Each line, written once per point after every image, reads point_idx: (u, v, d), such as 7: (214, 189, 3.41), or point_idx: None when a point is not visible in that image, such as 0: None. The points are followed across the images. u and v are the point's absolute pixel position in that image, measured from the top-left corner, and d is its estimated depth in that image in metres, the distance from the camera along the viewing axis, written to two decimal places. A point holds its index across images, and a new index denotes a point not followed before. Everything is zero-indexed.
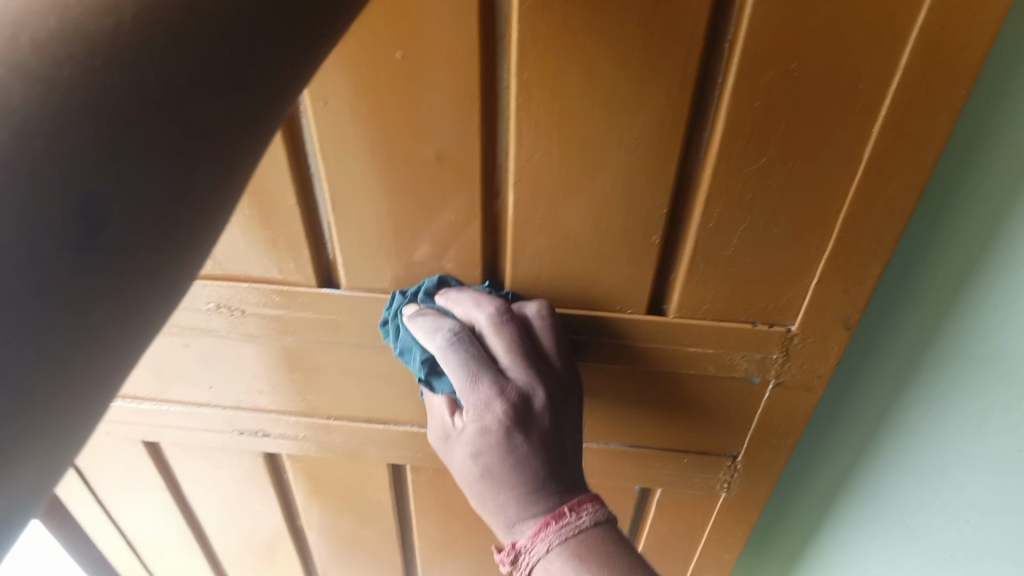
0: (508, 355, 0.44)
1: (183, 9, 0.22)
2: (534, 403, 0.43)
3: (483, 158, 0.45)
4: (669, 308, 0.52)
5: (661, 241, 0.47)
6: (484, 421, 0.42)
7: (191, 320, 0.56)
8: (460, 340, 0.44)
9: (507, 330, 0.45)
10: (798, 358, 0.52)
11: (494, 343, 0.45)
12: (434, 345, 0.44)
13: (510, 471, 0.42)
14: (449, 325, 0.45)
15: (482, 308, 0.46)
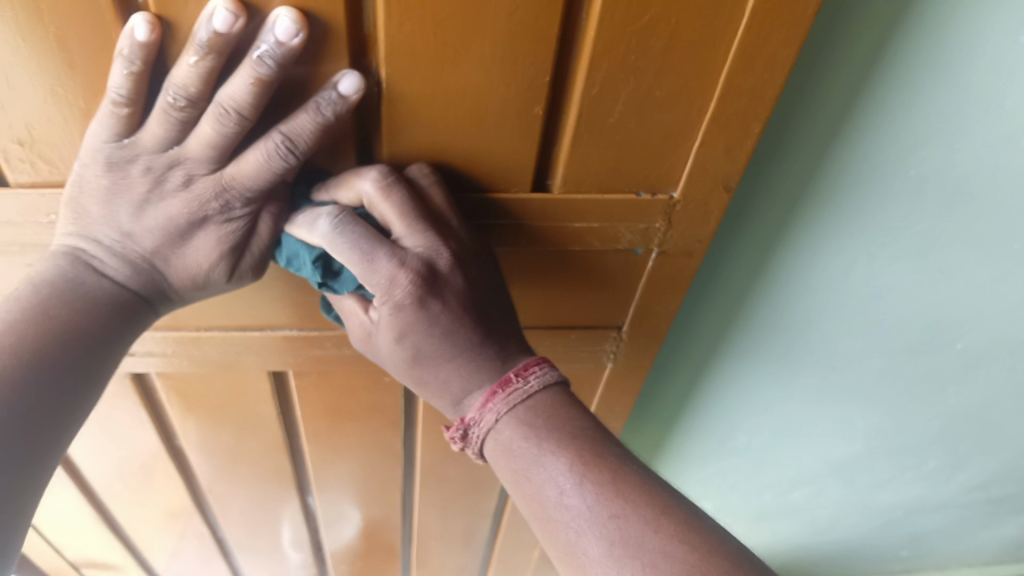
0: (401, 219, 0.43)
1: (37, 369, 0.42)
2: (438, 264, 0.44)
3: (351, 29, 0.41)
4: (553, 185, 0.50)
5: (545, 110, 0.45)
6: (394, 297, 0.43)
7: (32, 233, 0.50)
8: (344, 222, 0.42)
9: (396, 195, 0.43)
10: (679, 225, 0.53)
11: (384, 210, 0.44)
12: (318, 233, 0.43)
13: (439, 340, 0.44)
14: (329, 209, 0.43)
15: (363, 177, 0.44)
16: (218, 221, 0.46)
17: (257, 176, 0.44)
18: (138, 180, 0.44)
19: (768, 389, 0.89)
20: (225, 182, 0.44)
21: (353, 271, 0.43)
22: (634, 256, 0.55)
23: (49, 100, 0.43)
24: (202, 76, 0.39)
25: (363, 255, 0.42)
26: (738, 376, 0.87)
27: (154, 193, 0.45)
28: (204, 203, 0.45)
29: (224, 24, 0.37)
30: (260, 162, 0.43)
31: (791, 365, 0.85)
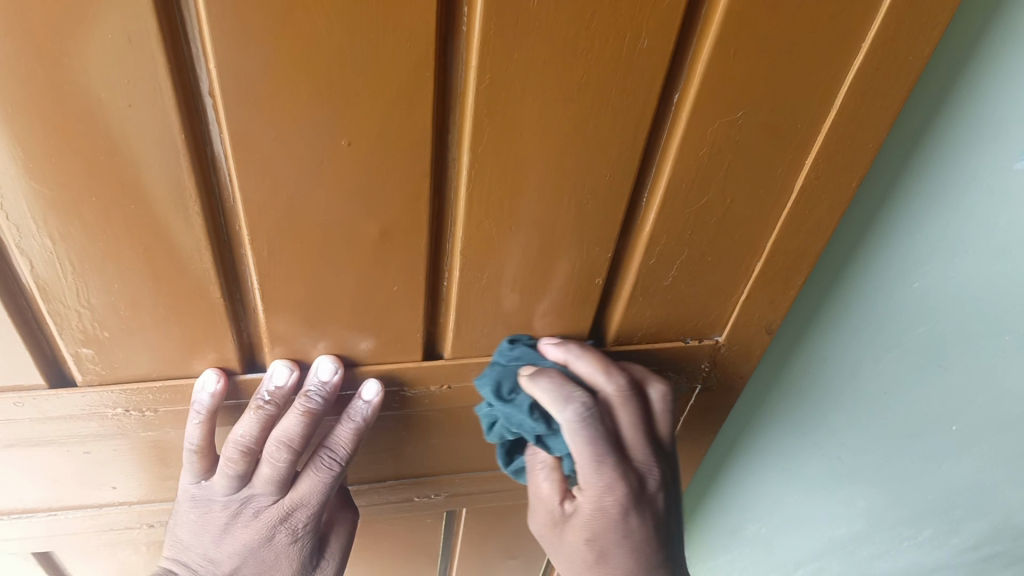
0: (630, 428, 0.48)
1: None
2: (649, 476, 0.49)
3: (430, 232, 0.43)
4: (605, 339, 0.53)
5: (604, 280, 0.48)
6: (605, 502, 0.48)
7: (97, 427, 0.50)
8: (589, 415, 0.45)
9: (632, 406, 0.48)
10: (723, 364, 0.55)
11: (618, 416, 0.48)
12: (563, 418, 0.45)
13: (614, 547, 0.49)
14: (579, 397, 0.46)
15: (608, 380, 0.47)
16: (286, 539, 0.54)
17: (314, 494, 0.52)
18: (218, 520, 0.52)
19: (776, 482, 0.92)
20: (288, 507, 0.52)
21: (578, 466, 0.47)
22: (676, 394, 0.58)
23: (128, 313, 0.44)
24: (260, 422, 0.48)
25: (593, 458, 0.46)
26: (750, 473, 0.90)
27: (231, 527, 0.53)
28: (272, 529, 0.53)
29: (280, 372, 0.47)
30: (313, 481, 0.52)
31: (799, 460, 0.87)
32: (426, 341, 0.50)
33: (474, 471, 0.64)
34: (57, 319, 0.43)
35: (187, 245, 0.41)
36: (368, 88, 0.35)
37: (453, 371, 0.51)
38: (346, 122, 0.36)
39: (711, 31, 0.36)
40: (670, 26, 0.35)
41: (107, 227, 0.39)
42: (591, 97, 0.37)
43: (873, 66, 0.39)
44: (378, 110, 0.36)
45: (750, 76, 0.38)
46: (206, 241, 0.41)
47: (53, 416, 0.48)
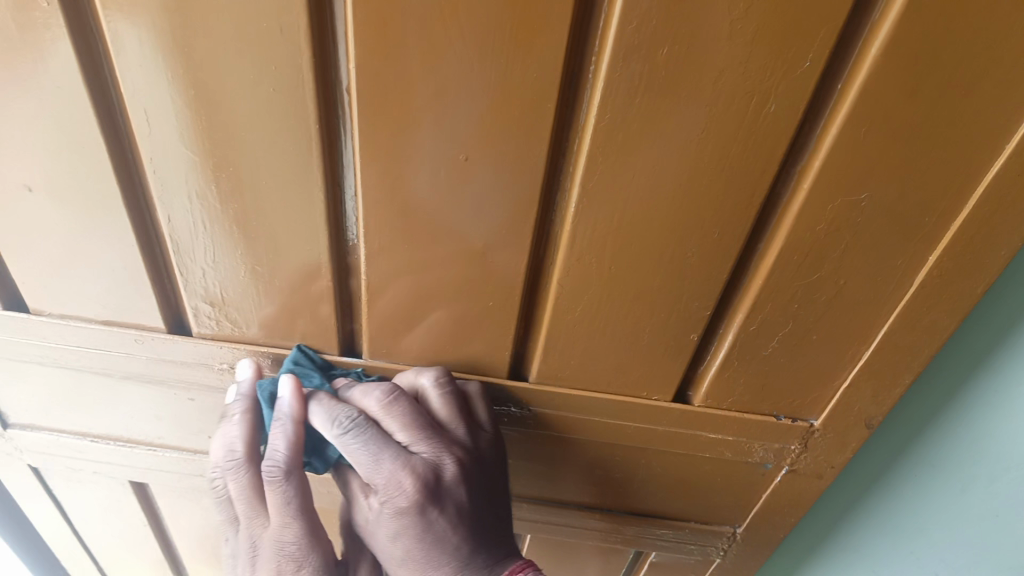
0: (404, 429, 0.45)
1: None
2: (447, 472, 0.45)
3: (532, 256, 0.43)
4: (694, 397, 0.52)
5: (700, 337, 0.47)
6: (394, 499, 0.44)
7: (202, 377, 0.54)
8: (353, 427, 0.44)
9: (398, 407, 0.45)
10: (814, 450, 0.53)
11: (390, 421, 0.45)
12: (331, 433, 0.44)
13: (428, 549, 0.44)
14: (346, 412, 0.45)
15: (372, 392, 0.46)
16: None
17: (289, 515, 0.46)
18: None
19: None
20: (280, 540, 0.47)
21: (359, 468, 0.44)
22: (762, 469, 0.56)
23: (246, 278, 0.47)
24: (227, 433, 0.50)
25: (366, 459, 0.44)
26: None
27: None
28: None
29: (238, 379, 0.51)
30: (275, 499, 0.45)
31: None
32: (514, 360, 0.51)
33: (542, 501, 0.63)
34: (184, 271, 0.47)
35: (306, 226, 0.43)
36: (492, 108, 0.37)
37: (535, 397, 0.51)
38: (466, 136, 0.38)
39: (843, 106, 0.35)
40: (799, 94, 0.35)
41: (239, 196, 0.42)
42: (710, 152, 0.37)
43: (1017, 170, 0.37)
44: (498, 131, 0.37)
45: (879, 159, 0.37)
46: (325, 226, 0.43)
47: (167, 358, 0.52)
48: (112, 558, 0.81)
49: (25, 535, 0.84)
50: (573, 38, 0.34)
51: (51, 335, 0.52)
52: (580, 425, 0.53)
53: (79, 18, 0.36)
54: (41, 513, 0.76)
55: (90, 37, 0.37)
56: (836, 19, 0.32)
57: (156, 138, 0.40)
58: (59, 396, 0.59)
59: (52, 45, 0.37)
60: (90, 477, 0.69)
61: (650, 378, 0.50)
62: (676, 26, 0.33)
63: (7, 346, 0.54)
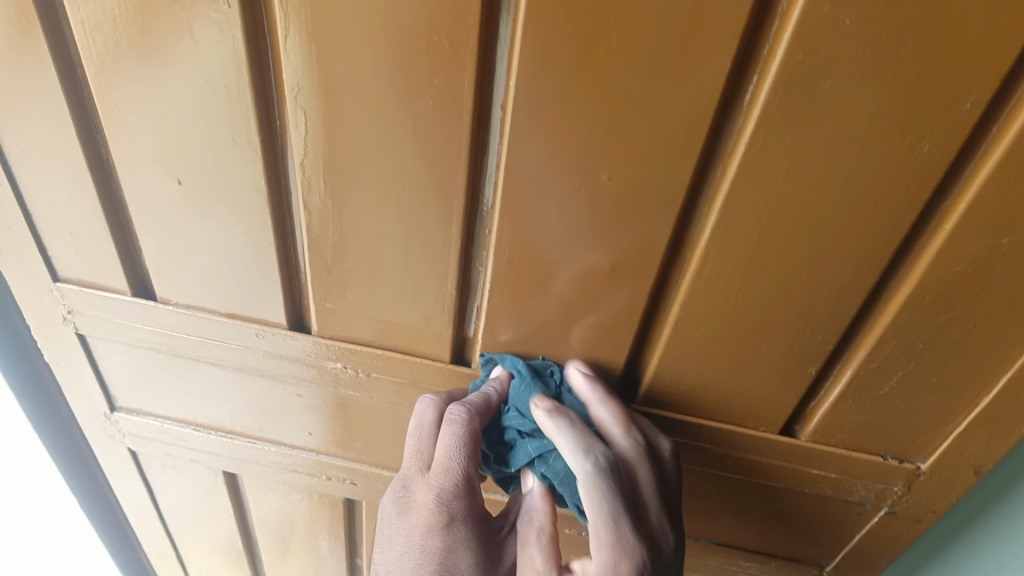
0: (649, 491, 0.46)
1: None
2: (666, 545, 0.46)
3: (657, 279, 0.44)
4: (801, 431, 0.51)
5: (816, 372, 0.47)
6: (622, 563, 0.43)
7: (315, 374, 0.55)
8: (609, 467, 0.44)
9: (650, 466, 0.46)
10: (918, 493, 0.52)
11: (638, 474, 0.46)
12: (576, 464, 0.44)
13: None
14: (601, 448, 0.45)
15: (625, 433, 0.47)
16: (451, 540, 0.48)
17: (453, 468, 0.47)
18: (397, 540, 0.49)
19: None
20: (436, 495, 0.47)
21: (592, 520, 0.43)
22: (859, 509, 0.55)
23: (373, 280, 0.49)
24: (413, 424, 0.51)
25: (602, 507, 0.43)
26: None
27: (404, 543, 0.49)
28: (431, 533, 0.48)
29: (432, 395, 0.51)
30: (444, 449, 0.47)
31: None
32: (621, 380, 0.51)
33: None
34: (314, 270, 0.49)
35: (440, 235, 0.45)
36: (642, 132, 0.37)
37: (640, 419, 0.52)
38: (612, 157, 0.39)
39: (995, 152, 0.35)
40: (954, 135, 0.35)
41: (379, 200, 0.44)
42: (855, 186, 0.38)
43: None
44: (644, 154, 0.38)
45: None
46: (458, 235, 0.44)
47: (286, 353, 0.54)
48: (191, 545, 0.84)
49: (110, 517, 0.87)
50: (734, 68, 0.35)
51: (177, 323, 0.54)
52: (681, 450, 0.54)
53: (255, 24, 0.38)
54: (132, 496, 0.78)
55: (262, 41, 0.39)
56: (1002, 64, 0.32)
57: (309, 142, 0.42)
58: (169, 384, 0.62)
59: (227, 47, 0.39)
60: (186, 464, 0.71)
61: (759, 410, 0.50)
62: (841, 60, 0.33)
63: (132, 332, 0.57)
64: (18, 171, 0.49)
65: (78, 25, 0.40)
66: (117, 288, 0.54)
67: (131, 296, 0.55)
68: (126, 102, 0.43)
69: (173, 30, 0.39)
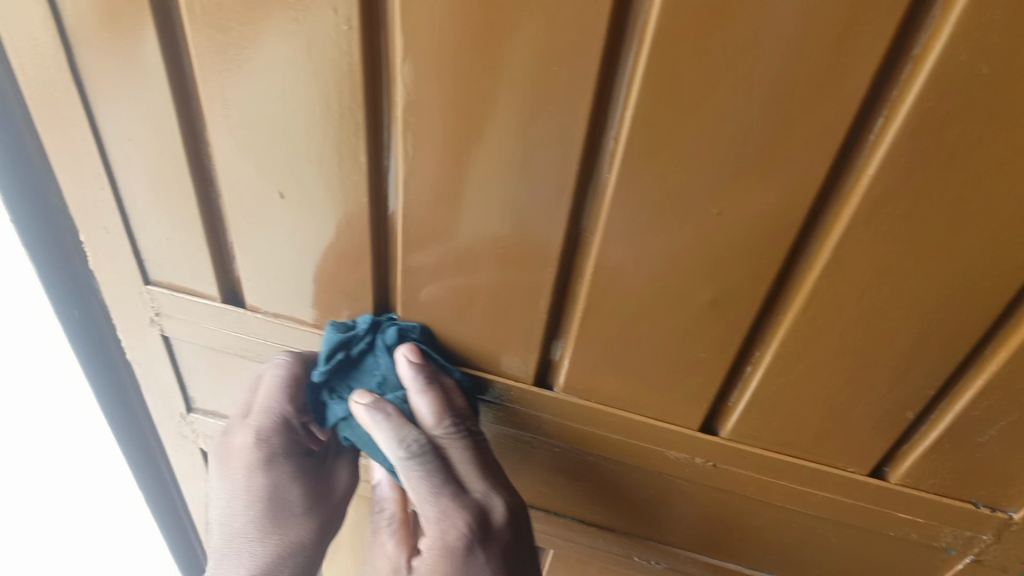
0: (465, 468, 0.49)
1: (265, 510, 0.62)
2: (496, 516, 0.48)
3: (757, 316, 0.43)
4: (890, 474, 0.50)
5: (914, 417, 0.45)
6: (446, 532, 0.47)
7: None
8: (424, 454, 0.47)
9: (458, 449, 0.49)
10: (1008, 543, 0.51)
11: (459, 458, 0.49)
12: (393, 454, 0.47)
13: None
14: (415, 437, 0.48)
15: (437, 422, 0.49)
16: (275, 476, 0.57)
17: (269, 411, 0.54)
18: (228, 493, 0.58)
19: None
20: (249, 442, 0.56)
21: (421, 504, 0.48)
22: (944, 555, 0.54)
23: (465, 298, 0.49)
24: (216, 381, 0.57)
25: (422, 490, 0.47)
26: None
27: (234, 491, 0.57)
28: (251, 474, 0.57)
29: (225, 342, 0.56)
30: (267, 397, 0.53)
31: None
32: (708, 413, 0.51)
33: (692, 555, 0.63)
34: (407, 285, 0.49)
35: (538, 259, 0.45)
36: (759, 169, 0.37)
37: (724, 450, 0.51)
38: (723, 192, 0.38)
39: None
40: None
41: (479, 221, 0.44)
42: (977, 232, 0.36)
43: None
44: (758, 192, 0.38)
45: None
46: (557, 260, 0.44)
47: None
48: None
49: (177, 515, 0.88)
50: (861, 109, 0.34)
51: (258, 325, 0.56)
52: (763, 487, 0.53)
53: (372, 45, 0.39)
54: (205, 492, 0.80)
55: (376, 62, 0.39)
56: None
57: (415, 161, 0.42)
58: None
59: (341, 66, 0.39)
60: None
61: (849, 451, 0.49)
62: (976, 105, 0.32)
63: (216, 335, 0.58)
64: (122, 177, 0.50)
65: (195, 38, 0.41)
66: (207, 294, 0.55)
67: (221, 302, 0.56)
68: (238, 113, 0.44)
69: (287, 48, 0.40)
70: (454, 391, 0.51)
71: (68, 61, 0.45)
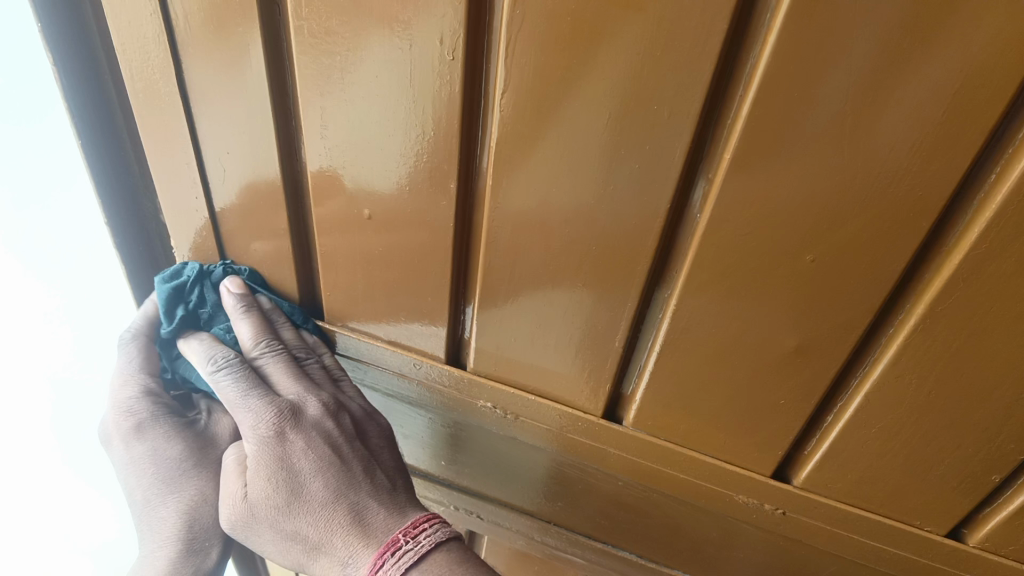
0: (283, 377, 0.54)
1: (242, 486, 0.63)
2: (308, 409, 0.53)
3: (842, 366, 0.42)
4: (968, 536, 0.48)
5: (1000, 481, 0.44)
6: (260, 425, 0.51)
7: (465, 407, 0.58)
8: (225, 364, 0.53)
9: (276, 361, 0.54)
10: None
11: (274, 369, 0.54)
12: (204, 369, 0.53)
13: (287, 474, 0.51)
14: (214, 354, 0.54)
15: (254, 341, 0.54)
16: (151, 442, 0.60)
17: (129, 375, 0.59)
18: (125, 464, 0.60)
19: None
20: (120, 411, 0.59)
21: (230, 406, 0.52)
22: None
23: (541, 325, 0.49)
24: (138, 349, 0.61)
25: (235, 397, 0.52)
26: None
27: (136, 460, 0.60)
28: (131, 444, 0.59)
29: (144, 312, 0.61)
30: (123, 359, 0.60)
31: None
32: (782, 460, 0.50)
33: None
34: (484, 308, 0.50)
35: (619, 292, 0.45)
36: (856, 218, 0.36)
37: (795, 500, 0.50)
38: (817, 239, 0.38)
39: None
40: None
41: (562, 251, 0.44)
42: None
43: None
44: (853, 241, 0.37)
45: None
46: (639, 295, 0.44)
47: (445, 387, 0.57)
48: None
49: None
50: (971, 165, 0.33)
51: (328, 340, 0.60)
52: (833, 538, 0.52)
53: (473, 75, 0.39)
54: None
55: (476, 91, 0.40)
56: None
57: (504, 190, 0.43)
58: None
59: (442, 94, 0.40)
60: None
61: (927, 510, 0.47)
62: None
63: None
64: (218, 190, 0.52)
65: (299, 58, 0.42)
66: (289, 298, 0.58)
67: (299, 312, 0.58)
68: (335, 132, 0.45)
69: (389, 72, 0.40)
70: (280, 323, 0.57)
71: (177, 79, 0.46)
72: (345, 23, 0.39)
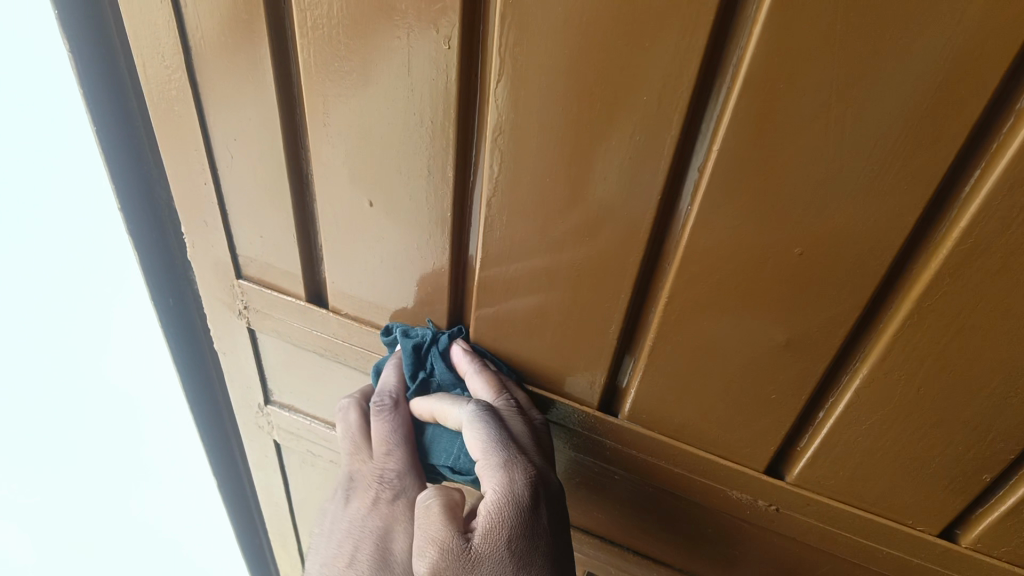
0: (531, 445, 0.49)
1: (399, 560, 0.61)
2: (557, 487, 0.47)
3: (832, 361, 0.42)
4: (962, 537, 0.48)
5: (992, 481, 0.43)
6: (518, 476, 0.45)
7: None
8: (490, 414, 0.48)
9: (524, 422, 0.49)
10: None
11: (521, 430, 0.49)
12: (468, 411, 0.49)
13: (529, 543, 0.44)
14: (482, 402, 0.49)
15: (499, 396, 0.51)
16: (400, 524, 0.54)
17: (392, 445, 0.54)
18: (346, 517, 0.55)
19: None
20: (381, 472, 0.55)
21: (480, 455, 0.47)
22: None
23: (540, 317, 0.50)
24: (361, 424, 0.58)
25: (486, 446, 0.46)
26: None
27: (362, 526, 0.54)
28: (393, 512, 0.54)
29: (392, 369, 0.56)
30: (385, 425, 0.54)
31: None
32: (775, 456, 0.50)
33: None
34: (483, 299, 0.51)
35: (613, 284, 0.45)
36: (843, 211, 0.36)
37: (788, 496, 0.50)
38: (804, 233, 0.38)
39: None
40: None
41: (560, 242, 0.45)
42: None
43: None
44: (839, 235, 0.37)
45: None
46: (632, 287, 0.45)
47: None
48: None
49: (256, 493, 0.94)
50: (956, 160, 0.33)
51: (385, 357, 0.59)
52: (824, 535, 0.52)
53: (469, 66, 0.40)
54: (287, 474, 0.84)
55: (473, 82, 0.41)
56: None
57: (501, 181, 0.43)
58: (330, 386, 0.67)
59: (439, 84, 0.41)
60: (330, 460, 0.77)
61: (918, 509, 0.47)
62: None
63: (300, 333, 0.62)
64: (227, 178, 0.53)
65: (304, 48, 0.43)
66: (295, 293, 0.59)
67: (306, 301, 0.59)
68: (339, 121, 0.46)
69: (391, 62, 0.41)
70: (513, 386, 0.53)
71: (187, 67, 0.48)
72: (346, 13, 0.40)
